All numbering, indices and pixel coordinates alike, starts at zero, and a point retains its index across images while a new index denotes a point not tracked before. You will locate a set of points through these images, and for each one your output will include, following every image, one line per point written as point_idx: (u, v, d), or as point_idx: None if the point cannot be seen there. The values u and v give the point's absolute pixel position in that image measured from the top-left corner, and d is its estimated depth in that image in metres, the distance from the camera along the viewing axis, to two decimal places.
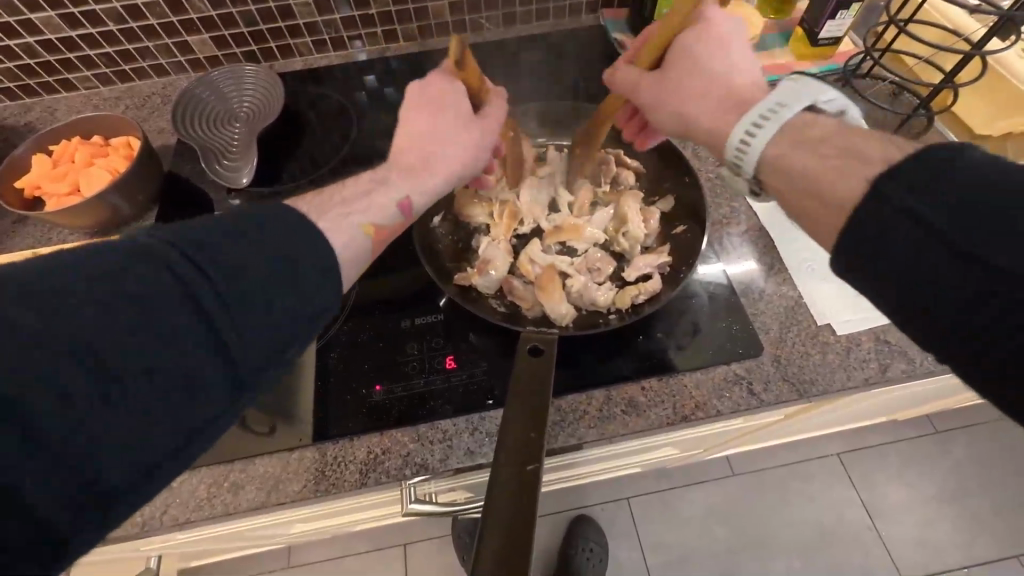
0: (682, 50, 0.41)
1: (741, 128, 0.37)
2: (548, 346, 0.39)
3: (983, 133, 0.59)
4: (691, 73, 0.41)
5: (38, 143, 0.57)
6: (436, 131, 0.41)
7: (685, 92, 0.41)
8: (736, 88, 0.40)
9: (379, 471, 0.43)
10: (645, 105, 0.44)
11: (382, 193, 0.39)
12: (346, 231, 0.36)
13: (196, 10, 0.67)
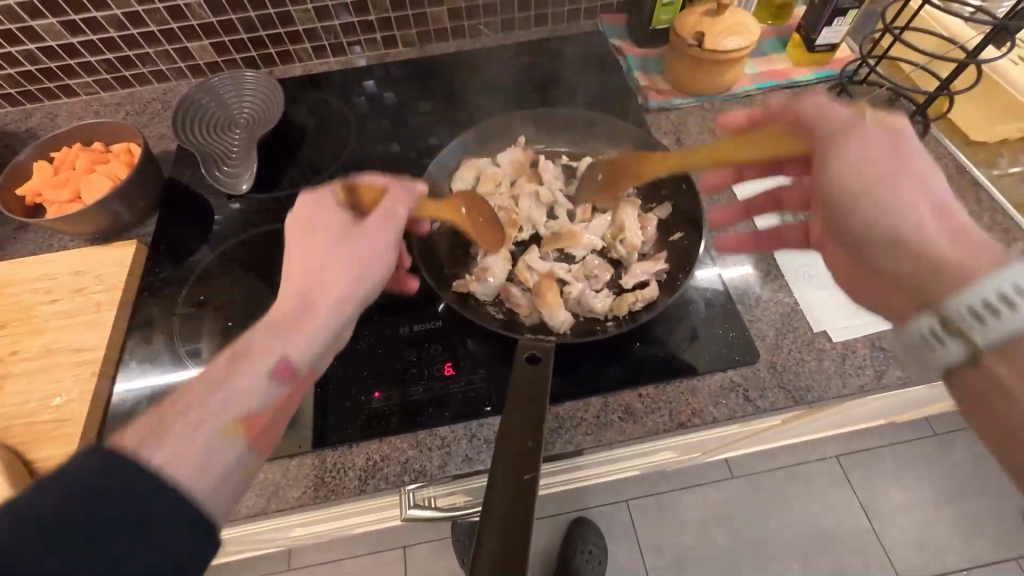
0: (899, 154, 0.34)
1: (981, 292, 0.30)
2: (545, 354, 0.40)
3: (979, 138, 0.60)
4: (906, 183, 0.34)
5: (39, 150, 0.57)
6: (313, 255, 0.37)
7: (902, 198, 0.33)
8: (958, 228, 0.33)
9: (378, 478, 0.43)
10: (839, 194, 0.36)
11: (248, 368, 0.33)
12: (203, 437, 0.31)
13: (196, 17, 0.67)
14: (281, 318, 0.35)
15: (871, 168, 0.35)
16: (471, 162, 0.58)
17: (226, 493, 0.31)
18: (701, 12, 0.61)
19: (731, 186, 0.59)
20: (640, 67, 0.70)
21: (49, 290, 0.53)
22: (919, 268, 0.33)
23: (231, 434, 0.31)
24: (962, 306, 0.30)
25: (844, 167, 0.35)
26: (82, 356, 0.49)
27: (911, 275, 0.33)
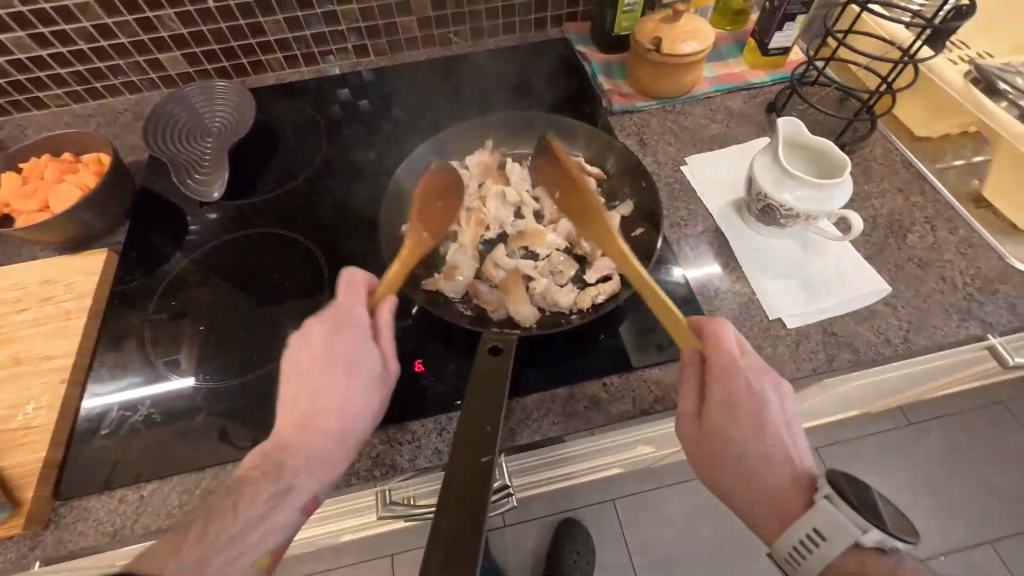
0: (737, 421, 0.39)
1: (791, 538, 0.35)
2: (507, 344, 0.41)
3: (923, 134, 0.63)
4: (732, 445, 0.39)
5: (8, 161, 0.58)
6: (337, 395, 0.41)
7: (724, 462, 0.39)
8: (778, 483, 0.38)
9: (349, 473, 0.44)
10: (693, 454, 0.41)
11: (285, 506, 0.38)
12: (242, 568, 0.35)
13: (167, 28, 0.68)
14: (308, 460, 0.39)
15: (710, 433, 0.40)
16: (439, 166, 0.60)
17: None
18: (658, 19, 0.65)
19: (692, 183, 0.62)
20: (604, 72, 0.73)
21: (19, 299, 0.53)
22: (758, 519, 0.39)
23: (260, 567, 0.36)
24: (787, 552, 0.36)
25: (691, 430, 0.41)
26: (53, 364, 0.49)
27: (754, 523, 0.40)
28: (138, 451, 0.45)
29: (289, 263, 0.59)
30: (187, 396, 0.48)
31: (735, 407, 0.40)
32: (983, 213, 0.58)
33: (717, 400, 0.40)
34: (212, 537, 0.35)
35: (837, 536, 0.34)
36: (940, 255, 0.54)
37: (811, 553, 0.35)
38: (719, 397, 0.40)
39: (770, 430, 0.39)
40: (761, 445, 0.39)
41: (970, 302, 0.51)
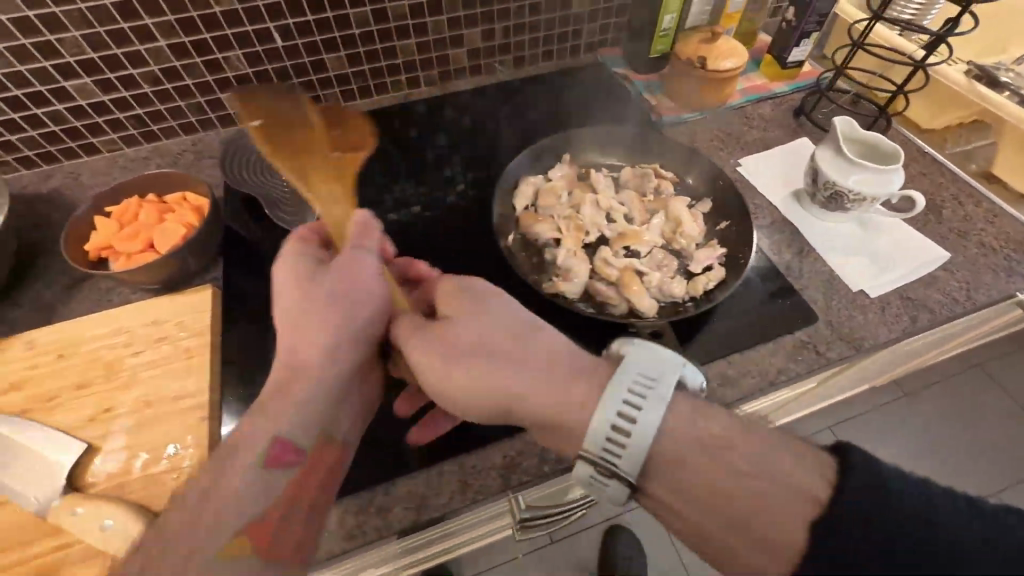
0: (480, 309, 0.41)
1: (612, 405, 0.34)
2: (663, 330, 0.52)
3: (927, 128, 0.74)
4: (480, 333, 0.39)
5: (97, 205, 0.57)
6: (296, 330, 0.42)
7: (482, 342, 0.39)
8: (551, 364, 0.37)
9: (520, 471, 0.46)
10: (435, 359, 0.40)
11: (234, 474, 0.37)
12: (199, 564, 0.33)
13: (234, 69, 0.70)
14: (255, 415, 0.39)
15: (443, 383, 0.39)
16: (527, 181, 0.64)
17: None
18: (697, 40, 0.74)
19: (749, 181, 0.68)
20: (647, 89, 0.82)
21: (129, 341, 0.52)
22: (547, 413, 0.36)
23: (232, 552, 0.34)
24: (608, 430, 0.33)
25: (431, 336, 0.41)
26: (186, 402, 0.48)
27: (546, 420, 0.36)
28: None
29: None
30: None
31: (439, 348, 0.40)
32: (996, 187, 0.68)
33: (434, 353, 0.40)
34: (178, 523, 0.34)
35: (662, 376, 0.35)
36: (974, 225, 0.63)
37: (635, 436, 0.33)
38: (430, 354, 0.40)
39: (505, 320, 0.40)
40: (516, 366, 0.37)
41: (1010, 261, 0.60)
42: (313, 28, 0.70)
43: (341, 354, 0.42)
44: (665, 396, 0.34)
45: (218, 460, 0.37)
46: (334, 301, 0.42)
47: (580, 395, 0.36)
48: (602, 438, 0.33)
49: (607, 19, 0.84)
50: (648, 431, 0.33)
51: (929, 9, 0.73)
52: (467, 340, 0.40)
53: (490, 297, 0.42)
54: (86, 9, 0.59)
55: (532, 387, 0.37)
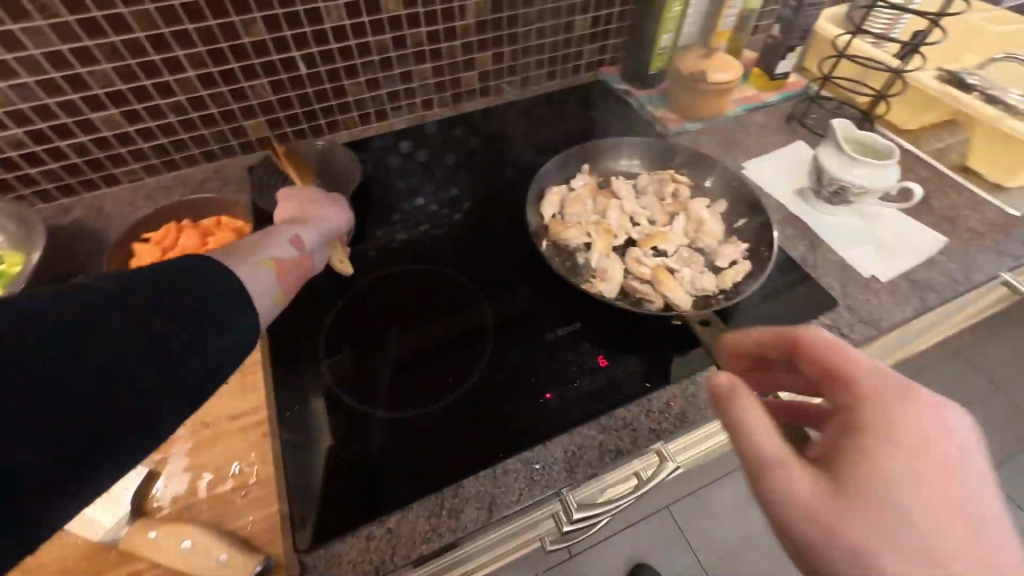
0: (904, 499, 0.27)
1: None
2: (712, 316, 0.51)
3: (908, 127, 0.80)
4: (887, 521, 0.27)
5: (134, 232, 0.58)
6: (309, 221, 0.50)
7: (888, 546, 0.26)
8: None
9: (584, 464, 0.47)
10: (800, 517, 0.28)
11: (276, 237, 0.44)
12: (252, 265, 0.38)
13: (258, 96, 0.72)
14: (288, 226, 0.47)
15: (815, 528, 0.28)
16: (553, 191, 0.67)
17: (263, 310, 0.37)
18: (695, 57, 0.79)
19: (756, 182, 0.73)
20: (649, 104, 0.87)
21: None
22: None
23: (268, 265, 0.39)
24: None
25: (806, 486, 0.29)
26: (244, 421, 0.48)
27: None
28: (367, 487, 0.45)
29: (434, 295, 0.62)
30: (394, 426, 0.49)
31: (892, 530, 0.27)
32: (974, 178, 0.75)
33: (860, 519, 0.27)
34: (238, 248, 0.40)
35: None
36: (961, 213, 0.69)
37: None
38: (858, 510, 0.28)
39: (944, 530, 0.27)
40: None
41: (998, 242, 0.66)
42: (336, 56, 0.73)
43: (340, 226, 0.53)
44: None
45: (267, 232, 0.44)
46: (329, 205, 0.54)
47: None
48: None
49: (605, 40, 0.90)
50: None
51: (897, 22, 0.81)
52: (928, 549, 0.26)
53: (925, 451, 0.29)
54: (119, 43, 0.60)
55: None
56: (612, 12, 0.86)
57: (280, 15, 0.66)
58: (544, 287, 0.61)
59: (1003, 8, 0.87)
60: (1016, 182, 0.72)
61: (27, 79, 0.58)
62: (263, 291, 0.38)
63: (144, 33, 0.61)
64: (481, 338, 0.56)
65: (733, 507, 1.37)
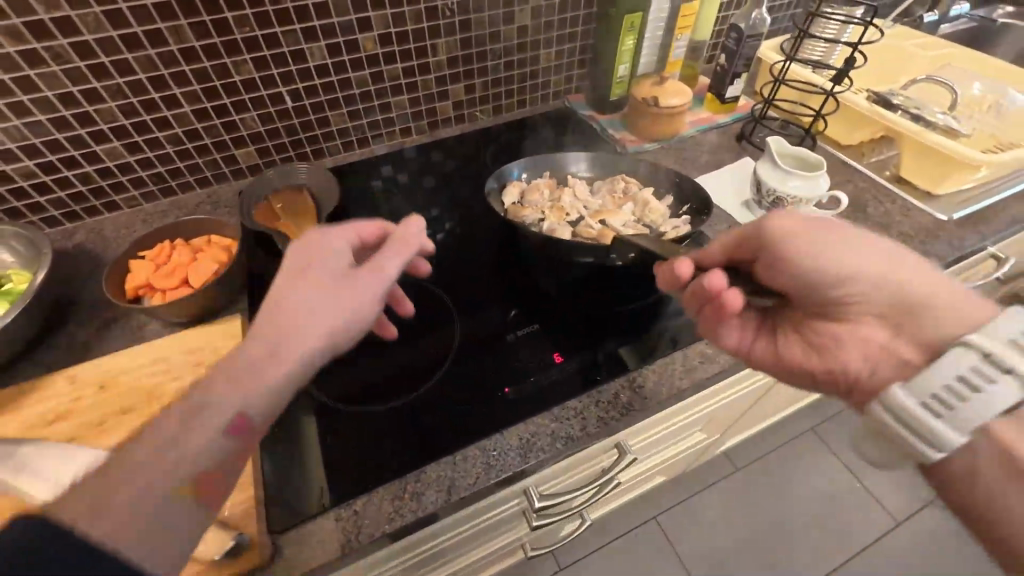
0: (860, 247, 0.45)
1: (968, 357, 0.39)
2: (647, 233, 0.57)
3: (847, 143, 0.87)
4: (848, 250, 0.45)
5: (133, 249, 0.63)
6: (296, 330, 0.40)
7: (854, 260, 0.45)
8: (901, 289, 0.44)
9: (536, 449, 0.51)
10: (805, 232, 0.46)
11: (210, 417, 0.35)
12: (157, 498, 0.31)
13: (248, 127, 0.80)
14: (237, 363, 0.38)
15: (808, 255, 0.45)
16: (514, 184, 0.75)
17: (172, 551, 0.31)
18: (649, 84, 0.87)
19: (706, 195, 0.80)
20: (610, 127, 0.95)
21: (168, 370, 0.56)
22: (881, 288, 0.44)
23: (183, 494, 0.32)
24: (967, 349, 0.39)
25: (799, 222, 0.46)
26: None
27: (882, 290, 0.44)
28: (335, 474, 0.49)
29: (406, 304, 0.67)
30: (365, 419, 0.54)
31: (926, 289, 0.44)
32: (908, 187, 0.81)
33: (863, 254, 0.45)
34: (160, 440, 0.34)
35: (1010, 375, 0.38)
36: (893, 218, 0.76)
37: (940, 417, 0.40)
38: (855, 250, 0.45)
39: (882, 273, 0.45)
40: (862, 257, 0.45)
41: (926, 244, 0.72)
42: (319, 90, 0.81)
43: (339, 343, 0.42)
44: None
45: (193, 416, 0.35)
46: (334, 283, 0.43)
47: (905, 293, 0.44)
48: (954, 372, 0.39)
49: (570, 71, 0.98)
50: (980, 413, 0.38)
51: (832, 50, 0.89)
52: (925, 283, 0.44)
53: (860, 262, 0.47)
54: (124, 83, 0.68)
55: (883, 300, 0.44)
56: (574, 47, 0.94)
57: (268, 56, 0.74)
58: (507, 296, 0.67)
59: (932, 36, 0.95)
60: (943, 191, 0.78)
61: (41, 117, 0.66)
62: (180, 534, 0.32)
63: (146, 74, 0.68)
64: (447, 341, 0.61)
65: (719, 515, 1.39)
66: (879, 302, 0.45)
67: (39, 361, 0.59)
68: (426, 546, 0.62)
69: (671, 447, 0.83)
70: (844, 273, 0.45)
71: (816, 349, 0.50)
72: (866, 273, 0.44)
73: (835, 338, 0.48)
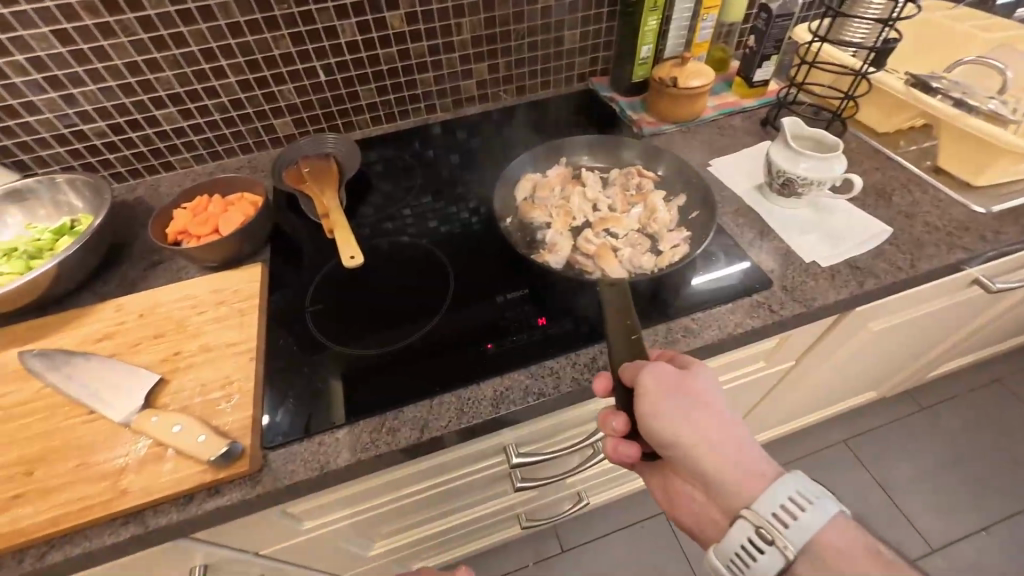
0: (710, 413, 0.44)
1: (774, 503, 0.40)
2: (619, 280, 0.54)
3: (881, 130, 0.83)
4: (693, 413, 0.43)
5: (177, 201, 0.72)
6: None
7: (692, 430, 0.43)
8: (728, 465, 0.43)
9: (508, 401, 0.54)
10: (657, 392, 0.44)
11: None
12: None
13: (285, 99, 0.87)
14: None
15: (654, 416, 0.44)
16: (526, 178, 0.76)
17: None
18: (669, 65, 0.86)
19: (719, 176, 0.78)
20: (630, 108, 0.94)
21: (195, 305, 0.64)
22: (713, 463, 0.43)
23: None
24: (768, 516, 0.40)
25: (661, 374, 0.45)
26: (239, 348, 0.59)
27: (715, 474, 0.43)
28: (332, 400, 0.55)
29: (411, 263, 0.71)
30: (361, 357, 0.59)
31: (729, 457, 0.43)
32: (945, 178, 0.75)
33: (698, 421, 0.43)
34: None
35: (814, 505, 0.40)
36: (920, 208, 0.71)
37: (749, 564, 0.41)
38: (696, 417, 0.43)
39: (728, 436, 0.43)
40: (714, 436, 0.43)
41: (954, 236, 0.67)
42: (350, 65, 0.86)
43: None
44: (822, 517, 0.40)
45: None
46: None
47: (739, 480, 0.42)
48: (771, 509, 0.40)
49: (595, 53, 0.99)
50: (802, 533, 0.39)
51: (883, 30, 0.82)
52: (742, 463, 0.43)
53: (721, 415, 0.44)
54: (179, 54, 0.76)
55: (718, 471, 0.43)
56: (599, 28, 0.95)
57: (304, 32, 0.80)
58: (504, 259, 0.69)
59: (997, 18, 0.87)
60: (985, 182, 0.72)
61: (111, 83, 0.75)
62: None
63: (197, 47, 0.76)
64: (442, 299, 0.65)
65: None
66: (689, 471, 0.44)
67: (96, 292, 0.69)
68: (409, 493, 0.66)
69: None
70: (673, 442, 0.43)
71: (668, 493, 0.50)
72: (690, 444, 0.43)
73: (676, 485, 0.48)
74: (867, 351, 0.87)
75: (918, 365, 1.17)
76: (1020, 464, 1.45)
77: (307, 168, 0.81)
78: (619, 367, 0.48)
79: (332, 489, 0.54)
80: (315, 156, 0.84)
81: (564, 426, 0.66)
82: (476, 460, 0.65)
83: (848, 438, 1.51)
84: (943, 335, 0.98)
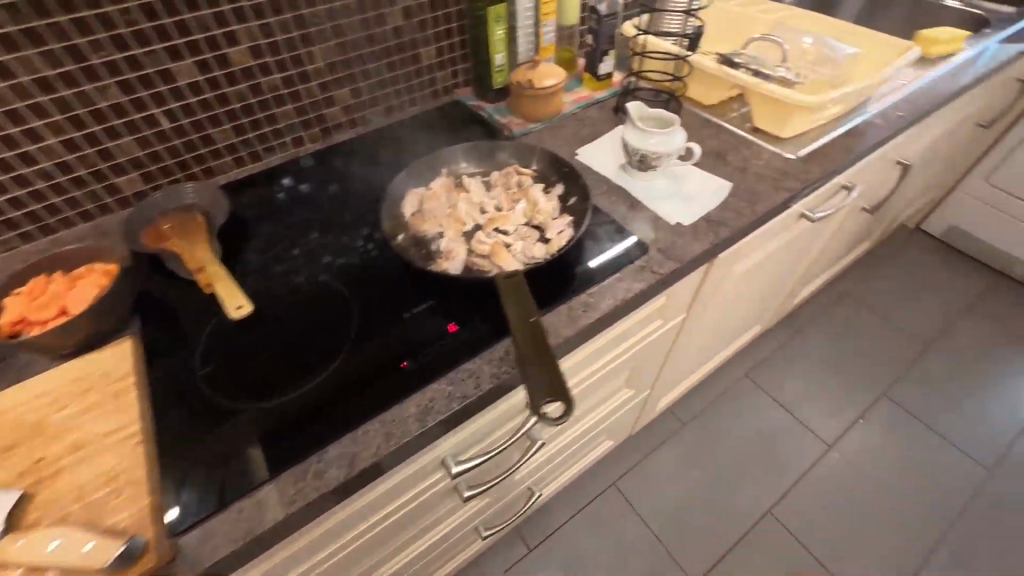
0: None
1: None
2: (514, 273, 0.59)
3: (709, 104, 0.96)
4: None
5: (6, 288, 0.62)
6: None
7: None
8: None
9: (433, 412, 0.54)
10: None
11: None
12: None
13: (124, 154, 0.78)
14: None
15: None
16: (411, 194, 0.77)
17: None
18: (524, 69, 0.93)
19: (587, 162, 0.85)
20: (497, 113, 0.99)
21: (53, 400, 0.55)
22: None
23: None
24: None
25: None
26: (119, 435, 0.51)
27: None
28: (237, 471, 0.50)
29: (289, 313, 0.66)
30: (250, 428, 0.54)
31: None
32: (762, 135, 0.90)
33: None
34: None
35: None
36: (749, 163, 0.84)
37: None
38: None
39: None
40: None
41: (776, 181, 0.81)
42: (196, 108, 0.80)
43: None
44: None
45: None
46: None
47: None
48: None
49: (454, 66, 1.02)
50: None
51: (689, 19, 0.99)
52: None
53: None
54: None
55: None
56: (453, 42, 0.98)
57: (132, 79, 0.73)
58: (400, 281, 0.67)
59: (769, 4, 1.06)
60: (790, 132, 0.87)
61: None
62: None
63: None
64: (341, 341, 0.61)
65: (671, 469, 1.52)
66: None
67: None
68: (356, 535, 0.64)
69: (588, 400, 0.88)
70: None
71: None
72: None
73: None
74: (739, 291, 1.01)
75: (783, 295, 1.38)
76: (873, 357, 1.76)
77: (166, 227, 0.73)
78: (524, 349, 0.52)
79: (267, 552, 0.51)
80: (172, 212, 0.76)
81: (495, 424, 0.68)
82: (418, 481, 0.64)
83: (749, 371, 1.73)
84: (793, 265, 1.17)
